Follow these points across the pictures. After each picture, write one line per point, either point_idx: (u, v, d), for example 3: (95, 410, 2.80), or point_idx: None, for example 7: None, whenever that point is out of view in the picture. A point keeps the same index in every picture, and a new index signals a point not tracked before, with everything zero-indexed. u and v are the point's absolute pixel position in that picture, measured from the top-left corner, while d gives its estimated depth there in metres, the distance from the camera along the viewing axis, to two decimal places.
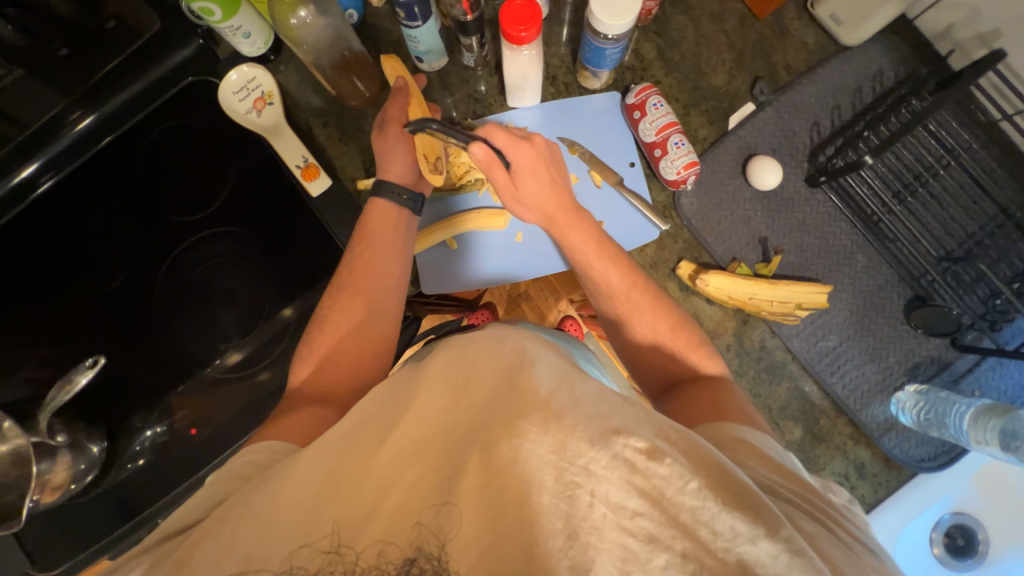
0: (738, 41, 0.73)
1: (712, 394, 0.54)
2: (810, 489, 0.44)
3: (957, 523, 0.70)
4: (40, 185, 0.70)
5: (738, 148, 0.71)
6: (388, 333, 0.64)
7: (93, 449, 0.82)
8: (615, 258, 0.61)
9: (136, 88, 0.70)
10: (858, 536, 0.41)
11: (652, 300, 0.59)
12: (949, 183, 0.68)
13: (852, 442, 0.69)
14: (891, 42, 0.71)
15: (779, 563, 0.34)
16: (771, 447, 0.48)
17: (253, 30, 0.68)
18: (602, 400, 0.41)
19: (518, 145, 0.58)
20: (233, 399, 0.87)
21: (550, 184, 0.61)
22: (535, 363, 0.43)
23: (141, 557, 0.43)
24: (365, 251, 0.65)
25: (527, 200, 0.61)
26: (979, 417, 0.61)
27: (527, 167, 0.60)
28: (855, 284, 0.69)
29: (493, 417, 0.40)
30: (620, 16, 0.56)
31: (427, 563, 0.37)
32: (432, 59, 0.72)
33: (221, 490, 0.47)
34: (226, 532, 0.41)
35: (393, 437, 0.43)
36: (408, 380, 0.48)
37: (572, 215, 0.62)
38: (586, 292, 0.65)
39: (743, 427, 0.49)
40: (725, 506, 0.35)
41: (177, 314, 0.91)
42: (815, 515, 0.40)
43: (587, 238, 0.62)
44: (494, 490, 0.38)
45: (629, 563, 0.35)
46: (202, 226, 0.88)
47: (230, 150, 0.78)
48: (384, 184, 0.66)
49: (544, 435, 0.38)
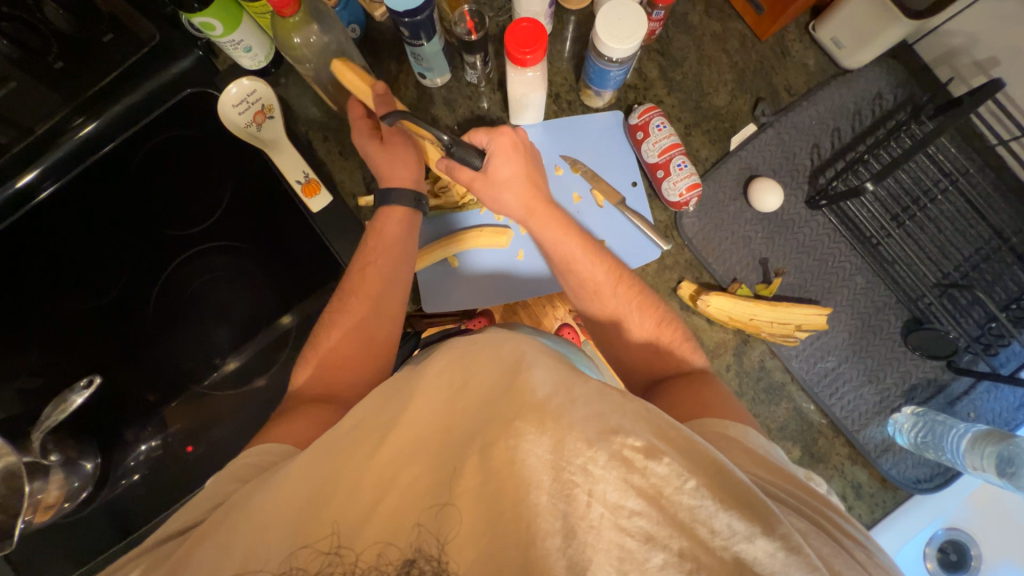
0: (740, 62, 0.73)
1: (697, 389, 0.55)
2: (801, 486, 0.44)
3: (950, 538, 0.71)
4: (43, 190, 0.70)
5: (739, 169, 0.71)
6: (388, 344, 0.63)
7: (87, 466, 0.78)
8: (597, 256, 0.62)
9: (134, 98, 0.70)
10: (857, 536, 0.41)
11: (636, 296, 0.61)
12: (947, 207, 0.68)
13: (849, 462, 0.69)
14: (890, 65, 0.71)
15: (778, 562, 0.35)
16: (754, 439, 0.48)
17: (254, 44, 0.67)
18: (601, 401, 0.42)
19: (497, 130, 0.63)
20: (228, 411, 0.86)
21: (525, 174, 0.63)
22: (534, 366, 0.44)
23: (137, 560, 0.43)
24: (370, 256, 0.64)
25: (500, 185, 0.63)
26: (976, 442, 0.61)
27: (504, 151, 0.62)
28: (853, 306, 0.70)
29: (490, 421, 0.41)
30: (625, 40, 0.56)
31: (427, 564, 0.37)
32: (435, 76, 0.71)
33: (219, 492, 0.46)
34: (218, 539, 0.40)
35: (392, 440, 0.42)
36: (406, 384, 0.47)
37: (548, 208, 0.64)
38: (570, 294, 0.64)
39: (727, 423, 0.50)
40: (722, 504, 0.36)
41: (170, 331, 0.88)
42: (807, 513, 0.41)
43: (563, 232, 0.63)
44: (492, 493, 0.38)
45: (627, 562, 0.35)
46: (193, 242, 0.85)
47: (226, 162, 0.77)
48: (393, 191, 0.66)
49: (541, 435, 0.39)
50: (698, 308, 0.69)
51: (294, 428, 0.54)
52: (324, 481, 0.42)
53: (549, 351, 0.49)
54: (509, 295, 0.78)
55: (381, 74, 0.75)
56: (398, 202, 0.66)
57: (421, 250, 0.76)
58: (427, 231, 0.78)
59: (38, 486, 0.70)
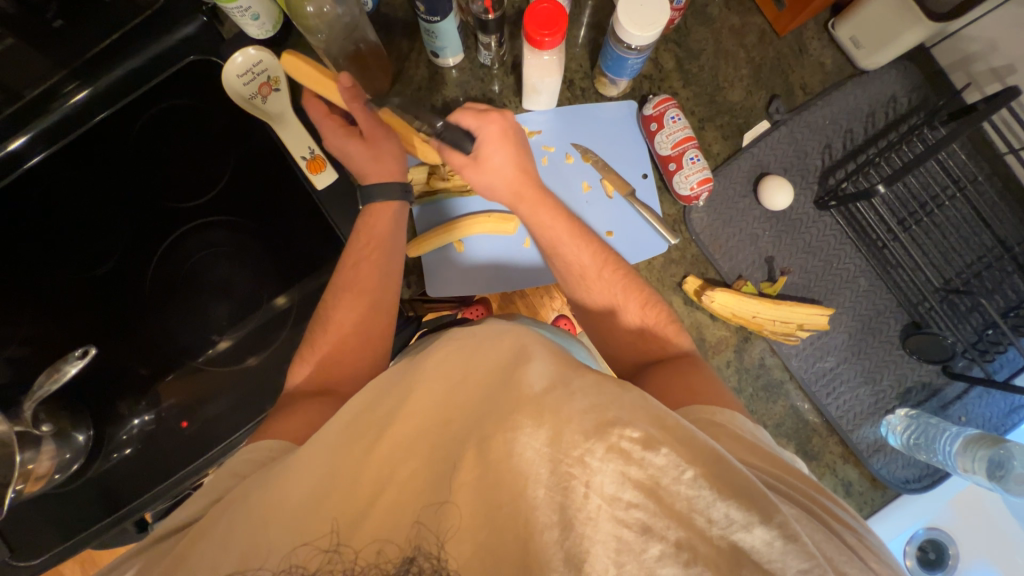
0: (757, 57, 0.72)
1: (684, 375, 0.55)
2: (796, 475, 0.44)
3: (930, 538, 0.73)
4: (31, 158, 0.68)
5: (751, 166, 0.71)
6: (387, 334, 0.63)
7: (78, 438, 0.77)
8: (584, 239, 0.62)
9: (133, 64, 0.68)
10: (849, 521, 0.41)
11: (623, 278, 0.61)
12: (953, 214, 0.69)
13: (842, 461, 0.70)
14: (905, 69, 0.71)
15: (774, 550, 0.35)
16: (743, 425, 0.48)
17: (262, 12, 0.65)
18: (600, 392, 0.42)
19: (486, 117, 0.62)
20: (225, 387, 0.82)
21: (515, 161, 0.63)
22: (530, 359, 0.45)
23: (136, 557, 0.42)
24: (369, 248, 0.63)
25: (491, 171, 0.63)
26: (969, 445, 0.62)
27: (493, 139, 0.62)
28: (854, 307, 0.70)
29: (486, 414, 0.41)
30: (648, 27, 0.55)
31: (427, 563, 0.37)
32: (449, 55, 0.70)
33: (219, 483, 0.46)
34: (221, 529, 0.40)
35: (393, 430, 0.43)
36: (406, 373, 0.47)
37: (537, 193, 0.63)
38: (561, 281, 0.64)
39: (717, 409, 0.49)
40: (720, 495, 0.36)
41: (170, 302, 0.87)
42: (803, 503, 0.41)
43: (555, 216, 0.63)
44: (490, 485, 0.38)
45: (623, 554, 0.35)
46: (197, 212, 0.84)
47: (230, 134, 0.76)
48: (388, 183, 0.65)
49: (538, 428, 0.39)
50: (702, 304, 0.69)
51: (294, 419, 0.54)
52: (324, 470, 0.42)
53: (549, 345, 0.49)
54: (513, 283, 0.78)
55: (392, 50, 0.73)
56: (384, 197, 0.65)
57: (426, 233, 0.75)
58: (431, 215, 0.76)
59: (30, 456, 0.69)
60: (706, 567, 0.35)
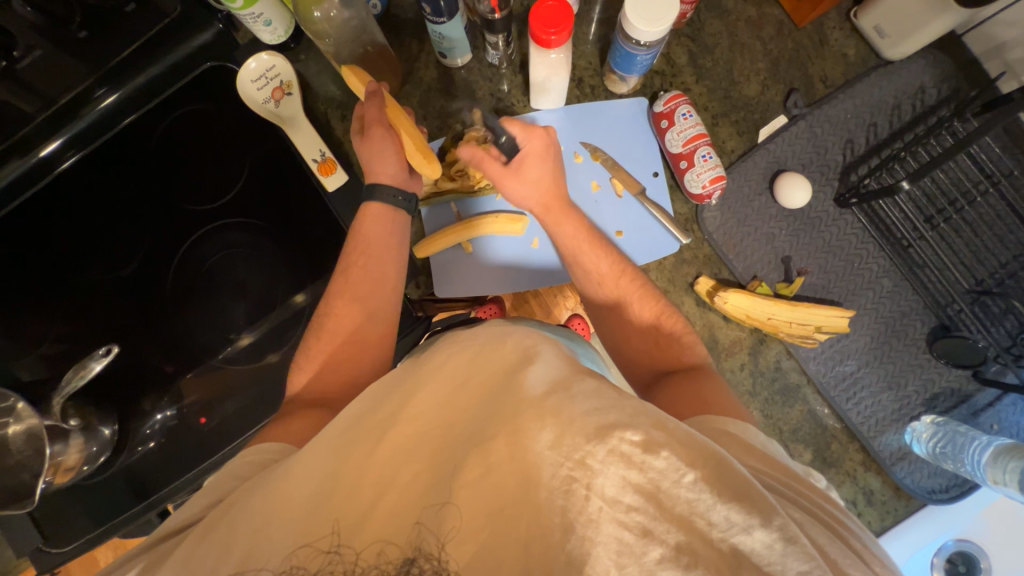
0: (774, 50, 0.70)
1: (699, 387, 0.53)
2: (800, 479, 0.42)
3: (959, 549, 0.68)
4: (64, 160, 0.72)
5: (767, 162, 0.69)
6: (387, 339, 0.64)
7: (104, 432, 0.80)
8: (602, 249, 0.62)
9: (157, 70, 0.70)
10: (855, 528, 0.40)
11: (640, 287, 0.60)
12: (986, 211, 0.65)
13: (863, 469, 0.68)
14: (935, 58, 0.68)
15: (774, 553, 0.34)
16: (754, 436, 0.46)
17: (274, 18, 0.66)
18: (601, 397, 0.42)
19: (533, 131, 0.61)
20: (242, 385, 0.83)
21: (554, 175, 0.63)
22: (535, 362, 0.45)
23: (143, 556, 0.44)
24: (365, 258, 0.63)
25: (530, 184, 0.62)
26: (999, 456, 0.59)
27: (536, 154, 0.62)
28: (878, 309, 0.67)
29: (490, 419, 0.41)
30: (655, 22, 0.54)
31: (427, 563, 0.36)
32: (456, 55, 0.69)
33: (227, 484, 0.48)
34: (224, 532, 0.41)
35: (393, 435, 0.43)
36: (409, 378, 0.48)
37: (564, 206, 0.63)
38: (576, 284, 0.65)
39: (728, 419, 0.48)
40: (720, 497, 0.35)
41: (185, 305, 0.88)
42: (811, 509, 0.39)
43: (578, 230, 0.62)
44: (490, 488, 0.38)
45: (625, 556, 0.35)
46: (204, 220, 0.86)
47: (249, 137, 0.77)
48: (377, 187, 0.64)
49: (541, 430, 0.38)
50: (715, 305, 0.67)
51: (300, 424, 0.55)
52: (323, 469, 0.43)
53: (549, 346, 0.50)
54: (523, 282, 0.77)
55: (402, 52, 0.73)
56: (377, 206, 0.65)
57: (433, 234, 0.74)
58: (438, 217, 0.76)
59: (59, 449, 0.72)
60: (706, 570, 0.34)
